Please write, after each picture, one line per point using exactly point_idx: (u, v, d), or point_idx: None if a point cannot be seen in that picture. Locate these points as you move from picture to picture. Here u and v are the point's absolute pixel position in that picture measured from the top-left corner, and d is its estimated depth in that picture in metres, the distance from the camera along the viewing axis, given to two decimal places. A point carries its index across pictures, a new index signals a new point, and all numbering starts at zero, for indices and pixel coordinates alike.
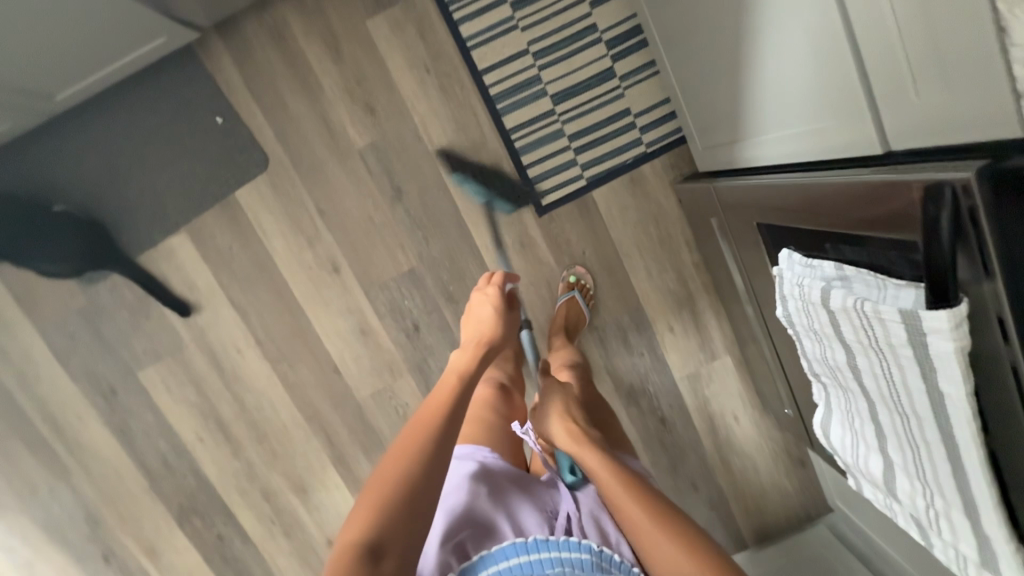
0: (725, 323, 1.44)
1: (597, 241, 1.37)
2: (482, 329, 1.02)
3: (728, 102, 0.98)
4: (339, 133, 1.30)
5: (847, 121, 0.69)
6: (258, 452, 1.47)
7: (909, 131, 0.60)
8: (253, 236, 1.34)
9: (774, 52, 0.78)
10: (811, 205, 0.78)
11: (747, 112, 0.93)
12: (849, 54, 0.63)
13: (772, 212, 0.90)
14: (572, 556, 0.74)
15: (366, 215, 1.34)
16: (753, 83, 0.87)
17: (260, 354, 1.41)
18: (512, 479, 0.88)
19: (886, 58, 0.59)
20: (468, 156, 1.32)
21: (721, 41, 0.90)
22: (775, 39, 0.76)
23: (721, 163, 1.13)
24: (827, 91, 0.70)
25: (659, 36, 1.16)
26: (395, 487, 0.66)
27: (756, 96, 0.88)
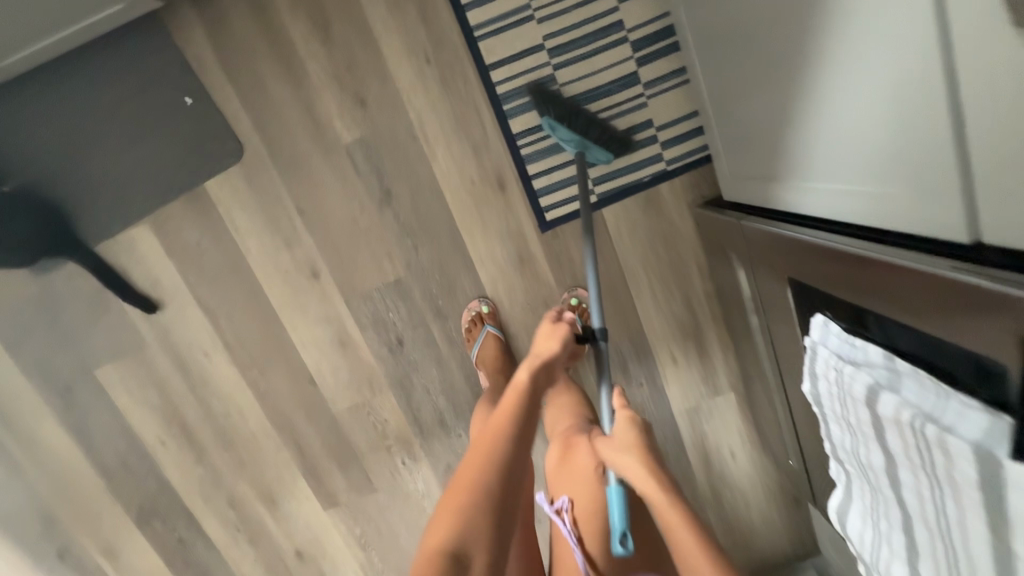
0: (733, 359, 1.33)
1: (603, 263, 1.25)
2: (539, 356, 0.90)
3: (766, 137, 0.87)
4: (324, 125, 1.15)
5: (921, 189, 0.57)
6: (225, 459, 1.38)
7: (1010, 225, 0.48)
8: (224, 233, 1.21)
9: (835, 99, 0.65)
10: (838, 274, 0.70)
11: (790, 149, 0.80)
12: (941, 113, 0.50)
13: (797, 267, 0.81)
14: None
15: (350, 217, 1.21)
16: (801, 126, 0.75)
17: (229, 359, 1.30)
18: None
19: (992, 130, 0.46)
20: (467, 160, 1.19)
21: (772, 61, 0.76)
22: (838, 84, 0.64)
23: (750, 197, 1.01)
24: (901, 149, 0.58)
25: (694, 43, 1.02)
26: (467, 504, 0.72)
27: (802, 140, 0.76)
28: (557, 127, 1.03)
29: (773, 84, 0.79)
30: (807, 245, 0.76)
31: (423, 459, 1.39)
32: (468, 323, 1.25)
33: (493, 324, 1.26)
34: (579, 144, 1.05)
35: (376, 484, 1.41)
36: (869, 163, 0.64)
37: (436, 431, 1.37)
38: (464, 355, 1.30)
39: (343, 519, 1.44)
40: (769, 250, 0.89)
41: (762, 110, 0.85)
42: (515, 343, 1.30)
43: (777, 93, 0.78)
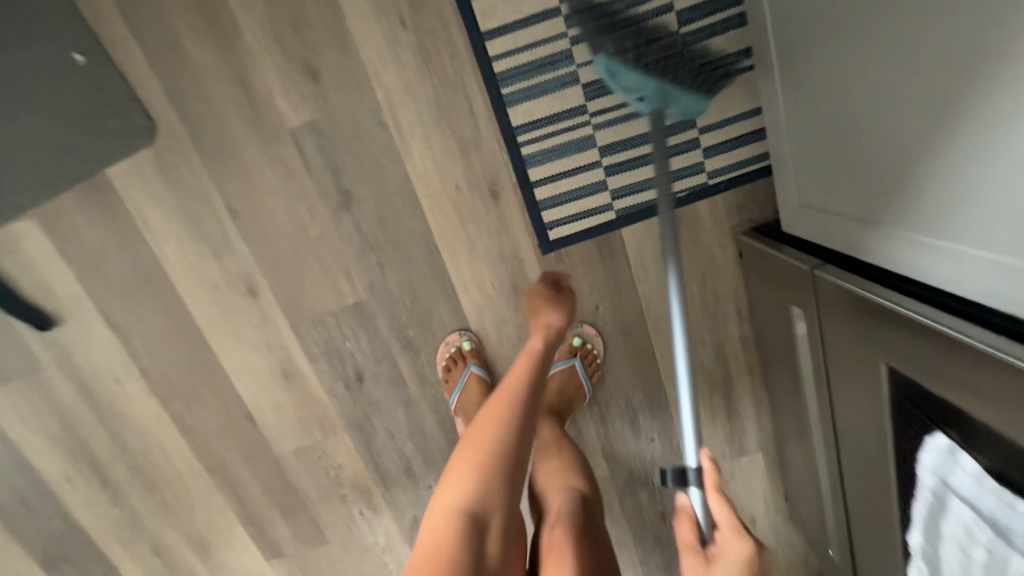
0: (766, 415, 1.09)
1: (616, 295, 1.00)
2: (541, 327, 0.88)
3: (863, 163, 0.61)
4: (264, 102, 0.88)
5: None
6: (146, 502, 1.14)
7: None
8: (136, 234, 0.94)
9: (1009, 132, 0.41)
10: (926, 355, 0.53)
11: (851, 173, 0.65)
12: None
13: (869, 334, 0.62)
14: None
15: (297, 222, 0.94)
16: (930, 160, 0.50)
17: (147, 388, 1.05)
18: None
19: None
20: (450, 157, 0.92)
21: (841, 61, 0.59)
22: (1021, 111, 0.39)
23: (826, 237, 0.75)
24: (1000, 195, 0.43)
25: (771, 20, 0.74)
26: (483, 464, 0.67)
27: (924, 178, 0.52)
28: (618, 73, 0.72)
29: (892, 92, 0.53)
30: (885, 309, 0.58)
31: (386, 513, 1.16)
32: (445, 361, 1.00)
33: (478, 363, 1.00)
34: (656, 96, 0.73)
35: (328, 537, 1.18)
36: (944, 202, 0.50)
37: (402, 482, 1.13)
38: (439, 397, 1.06)
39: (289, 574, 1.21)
40: (850, 320, 0.66)
41: (862, 125, 0.59)
42: None
43: (897, 106, 0.52)
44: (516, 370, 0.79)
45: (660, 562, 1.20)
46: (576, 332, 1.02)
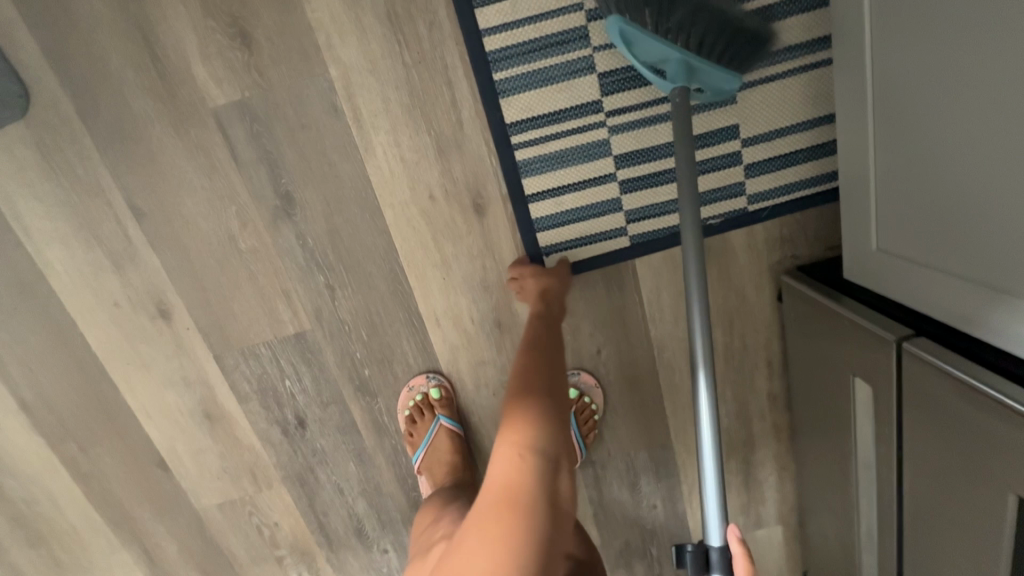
0: (789, 483, 0.92)
1: (623, 338, 0.81)
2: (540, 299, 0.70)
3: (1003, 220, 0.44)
4: (179, 71, 0.67)
5: None
6: (31, 559, 0.93)
7: None
8: (8, 233, 0.72)
9: None
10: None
11: (905, 207, 0.56)
12: None
13: (990, 456, 0.45)
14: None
15: (223, 231, 0.73)
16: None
17: (31, 426, 0.83)
18: None
19: None
20: (424, 158, 0.71)
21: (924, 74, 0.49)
22: None
23: (917, 298, 0.58)
24: None
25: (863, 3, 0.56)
26: (554, 407, 0.51)
27: None
28: (636, 41, 0.56)
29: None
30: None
31: None
32: (409, 411, 0.81)
33: (449, 414, 0.81)
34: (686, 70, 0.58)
35: None
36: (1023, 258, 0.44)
37: (351, 547, 0.93)
38: (399, 450, 0.86)
39: None
40: (957, 422, 0.49)
41: (1012, 165, 0.42)
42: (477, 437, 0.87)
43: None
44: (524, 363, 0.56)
45: None
46: (572, 381, 0.83)
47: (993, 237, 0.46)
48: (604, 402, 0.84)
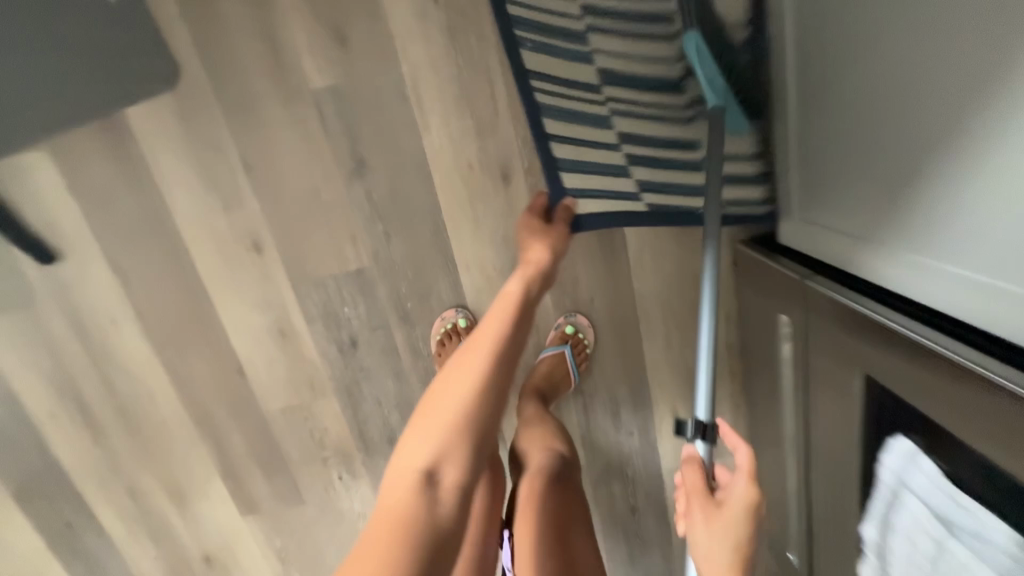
0: (741, 421, 1.13)
1: (612, 289, 1.03)
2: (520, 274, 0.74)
3: (874, 185, 0.63)
4: (289, 62, 0.89)
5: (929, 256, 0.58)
6: (127, 445, 1.15)
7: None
8: (146, 177, 0.95)
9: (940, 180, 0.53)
10: (993, 408, 0.47)
11: (817, 173, 0.76)
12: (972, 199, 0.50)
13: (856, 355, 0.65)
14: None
15: (309, 184, 0.95)
16: (949, 177, 0.52)
17: (142, 333, 1.06)
18: None
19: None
20: (467, 138, 0.94)
21: (828, 75, 0.68)
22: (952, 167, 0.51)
23: (827, 254, 0.77)
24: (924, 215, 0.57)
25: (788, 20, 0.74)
26: (462, 435, 0.57)
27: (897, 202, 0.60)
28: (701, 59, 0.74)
29: (915, 109, 0.54)
30: (968, 372, 0.49)
31: (364, 479, 1.18)
32: (440, 336, 1.03)
33: None
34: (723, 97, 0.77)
35: (305, 497, 1.20)
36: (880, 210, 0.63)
37: (383, 450, 1.16)
38: (428, 371, 1.08)
39: (262, 529, 1.24)
40: (879, 353, 0.61)
41: (875, 145, 0.61)
42: None
43: (885, 134, 0.59)
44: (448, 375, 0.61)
45: (624, 553, 1.23)
46: (570, 320, 1.05)
47: (864, 196, 0.66)
48: (595, 340, 1.06)
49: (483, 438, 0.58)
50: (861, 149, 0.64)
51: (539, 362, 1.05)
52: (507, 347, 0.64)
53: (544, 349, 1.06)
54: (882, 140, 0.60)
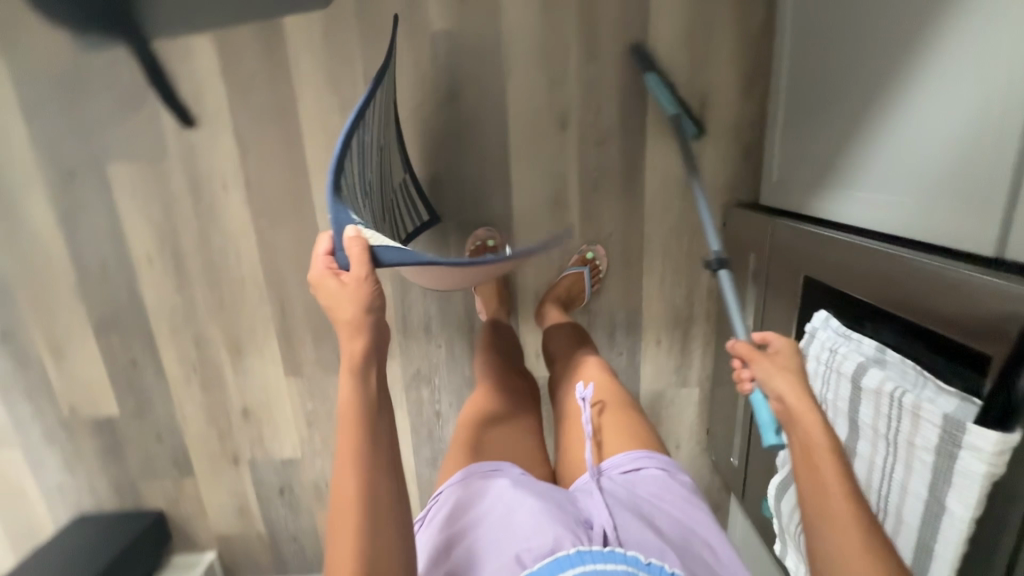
0: (710, 358, 1.41)
1: (628, 229, 1.31)
2: (347, 370, 0.69)
3: (826, 139, 0.94)
4: (419, 6, 1.17)
5: (850, 183, 0.88)
6: (205, 295, 1.37)
7: (900, 223, 0.77)
8: (285, 73, 1.20)
9: (867, 127, 0.83)
10: (915, 290, 0.65)
11: (790, 138, 1.06)
12: (883, 137, 0.80)
13: (800, 261, 0.94)
14: (615, 569, 0.64)
15: (410, 102, 1.22)
16: (874, 131, 0.81)
17: (246, 201, 1.29)
18: (546, 488, 0.83)
19: (907, 160, 0.75)
20: (540, 89, 1.21)
21: (812, 66, 0.98)
22: (875, 117, 0.81)
23: (789, 204, 1.07)
24: (854, 154, 0.87)
25: (791, 34, 1.05)
26: (368, 553, 0.60)
27: (838, 148, 0.91)
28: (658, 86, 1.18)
29: (861, 89, 0.85)
30: (879, 257, 0.71)
31: (397, 359, 1.42)
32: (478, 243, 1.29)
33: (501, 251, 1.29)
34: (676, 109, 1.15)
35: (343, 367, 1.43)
36: (827, 156, 0.94)
37: (418, 336, 1.40)
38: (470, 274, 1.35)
39: (300, 392, 1.45)
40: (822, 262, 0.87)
41: (833, 110, 0.92)
42: (522, 275, 1.35)
43: (840, 101, 0.90)
44: (336, 511, 0.63)
45: None
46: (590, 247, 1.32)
47: (819, 147, 0.97)
48: (606, 267, 1.33)
49: (391, 520, 0.64)
50: (824, 112, 0.94)
51: (562, 278, 1.31)
52: (365, 447, 0.66)
53: (568, 268, 1.32)
54: (837, 105, 0.91)
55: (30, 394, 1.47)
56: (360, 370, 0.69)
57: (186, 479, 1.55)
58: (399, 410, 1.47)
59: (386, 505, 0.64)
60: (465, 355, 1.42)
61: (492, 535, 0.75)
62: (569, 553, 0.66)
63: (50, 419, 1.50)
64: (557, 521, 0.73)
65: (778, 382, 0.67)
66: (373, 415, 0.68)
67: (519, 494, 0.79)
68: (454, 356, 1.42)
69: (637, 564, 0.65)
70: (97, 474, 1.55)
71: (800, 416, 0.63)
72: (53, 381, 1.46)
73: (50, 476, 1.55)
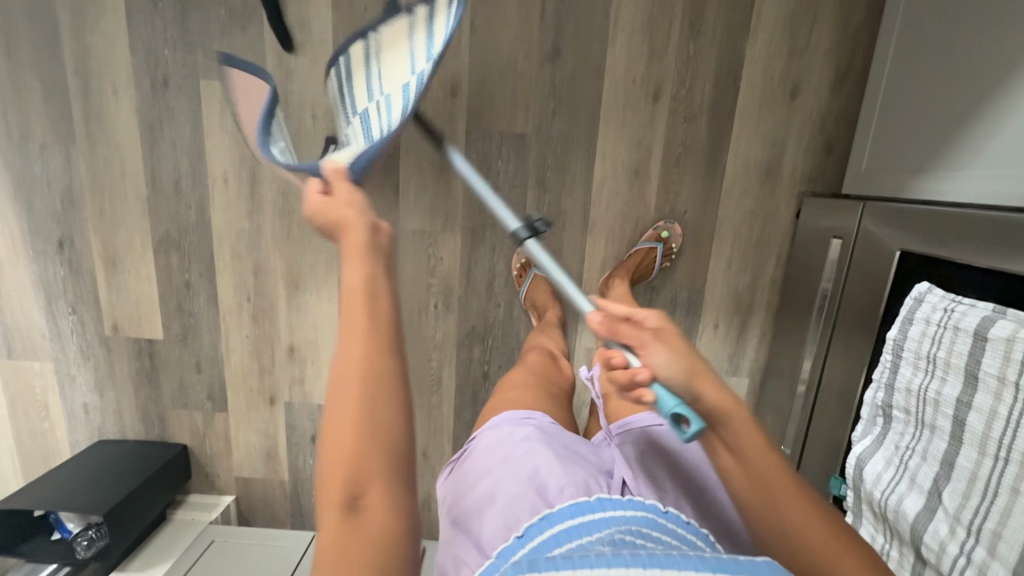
0: (764, 349, 1.41)
1: (703, 208, 1.32)
2: (354, 255, 0.70)
3: (920, 125, 1.00)
4: None
5: (946, 163, 0.94)
6: (274, 224, 1.37)
7: (1000, 194, 0.83)
8: (395, 11, 1.23)
9: (968, 110, 0.90)
10: (1008, 245, 0.76)
11: (880, 128, 1.12)
12: (988, 118, 0.86)
13: (890, 235, 0.99)
14: (637, 517, 0.61)
15: (511, 56, 1.25)
16: (990, 108, 0.86)
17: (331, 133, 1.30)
18: (572, 437, 0.79)
19: (1014, 135, 0.82)
20: (639, 60, 1.24)
21: (917, 58, 1.04)
22: (978, 100, 0.88)
23: (878, 190, 1.10)
24: (951, 136, 0.93)
25: (897, 31, 1.11)
26: (363, 439, 0.59)
27: (934, 131, 0.97)
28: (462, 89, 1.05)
29: (976, 69, 0.89)
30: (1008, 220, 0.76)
31: (454, 313, 1.41)
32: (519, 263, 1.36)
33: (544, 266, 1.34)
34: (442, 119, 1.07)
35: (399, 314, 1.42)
36: (921, 141, 1.00)
37: (479, 292, 1.40)
38: (541, 234, 1.36)
39: None
40: (925, 234, 0.91)
41: (929, 98, 0.99)
42: (591, 242, 1.36)
43: (938, 89, 0.97)
44: (336, 386, 0.63)
45: None
46: (666, 225, 1.32)
47: (910, 134, 1.03)
48: (678, 246, 1.34)
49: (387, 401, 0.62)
50: (921, 101, 1.01)
51: (632, 253, 1.32)
52: (371, 327, 0.65)
53: (640, 242, 1.33)
54: (934, 93, 0.98)
55: (74, 305, 1.44)
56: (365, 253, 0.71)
57: (217, 414, 1.51)
58: (447, 366, 1.45)
59: (390, 377, 0.63)
60: (522, 317, 1.41)
61: (503, 477, 0.72)
62: (591, 500, 0.63)
63: (90, 335, 1.46)
64: (578, 465, 0.71)
65: (668, 368, 0.63)
66: (371, 297, 0.67)
67: (542, 437, 0.76)
68: (511, 317, 1.41)
69: (657, 512, 0.63)
70: (126, 399, 1.51)
71: (700, 387, 0.64)
72: (101, 295, 1.43)
73: (77, 394, 1.50)
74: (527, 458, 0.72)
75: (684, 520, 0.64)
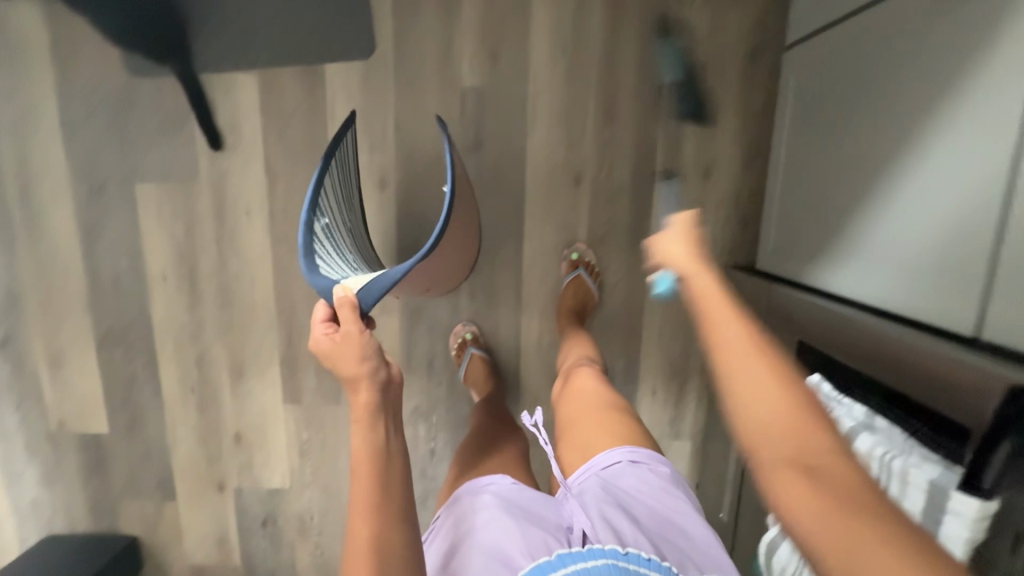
0: (702, 414, 1.44)
1: (631, 282, 1.37)
2: (358, 423, 0.70)
3: (820, 213, 1.02)
4: (453, 62, 1.26)
5: (842, 257, 0.95)
6: (214, 315, 1.39)
7: (888, 296, 0.84)
8: (321, 112, 1.28)
9: (857, 207, 0.92)
10: (890, 359, 0.80)
11: (787, 210, 1.15)
12: (873, 219, 0.88)
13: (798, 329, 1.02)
14: (598, 566, 0.63)
15: (437, 149, 1.30)
16: (882, 210, 0.86)
17: (267, 227, 1.34)
18: (529, 498, 0.81)
19: (898, 241, 0.83)
20: (559, 147, 1.30)
21: (811, 145, 1.07)
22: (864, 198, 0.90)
23: (787, 271, 1.14)
24: (845, 230, 0.95)
25: (791, 116, 1.16)
26: None
27: (831, 223, 0.99)
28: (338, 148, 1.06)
29: (892, 143, 0.83)
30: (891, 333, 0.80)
31: None
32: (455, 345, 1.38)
33: (477, 346, 1.37)
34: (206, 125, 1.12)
35: (343, 397, 1.44)
36: (821, 231, 1.02)
37: (421, 371, 1.42)
38: (477, 313, 1.39)
39: (295, 419, 1.45)
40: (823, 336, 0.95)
41: (826, 189, 1.01)
42: (526, 319, 1.40)
43: (832, 182, 0.98)
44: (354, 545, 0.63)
45: None
46: (572, 249, 1.34)
47: (812, 222, 1.05)
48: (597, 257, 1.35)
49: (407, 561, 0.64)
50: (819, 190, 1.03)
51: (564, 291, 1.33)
52: (378, 491, 0.66)
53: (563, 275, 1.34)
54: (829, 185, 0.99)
55: (20, 403, 1.44)
56: (375, 412, 0.71)
57: (168, 502, 1.51)
58: None
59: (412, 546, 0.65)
60: (464, 393, 1.44)
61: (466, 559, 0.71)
62: (552, 558, 0.65)
63: (35, 431, 1.46)
64: (538, 526, 0.72)
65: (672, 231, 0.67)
66: (388, 459, 0.69)
67: (501, 506, 0.78)
68: (454, 394, 1.44)
69: (617, 556, 0.64)
70: (74, 492, 1.50)
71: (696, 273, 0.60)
72: (46, 391, 1.44)
73: (24, 490, 1.50)
74: (488, 527, 0.74)
75: (644, 558, 0.65)
